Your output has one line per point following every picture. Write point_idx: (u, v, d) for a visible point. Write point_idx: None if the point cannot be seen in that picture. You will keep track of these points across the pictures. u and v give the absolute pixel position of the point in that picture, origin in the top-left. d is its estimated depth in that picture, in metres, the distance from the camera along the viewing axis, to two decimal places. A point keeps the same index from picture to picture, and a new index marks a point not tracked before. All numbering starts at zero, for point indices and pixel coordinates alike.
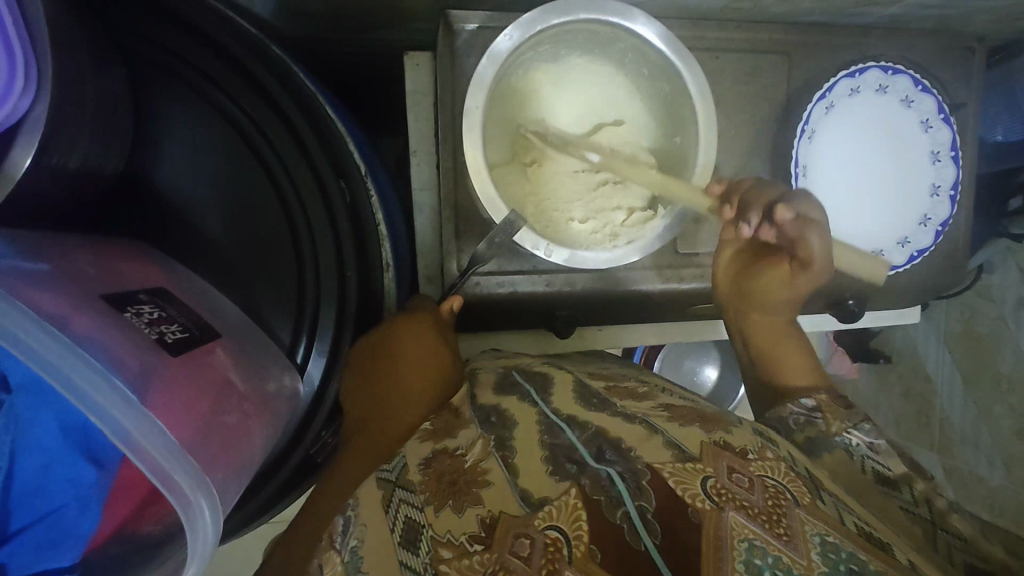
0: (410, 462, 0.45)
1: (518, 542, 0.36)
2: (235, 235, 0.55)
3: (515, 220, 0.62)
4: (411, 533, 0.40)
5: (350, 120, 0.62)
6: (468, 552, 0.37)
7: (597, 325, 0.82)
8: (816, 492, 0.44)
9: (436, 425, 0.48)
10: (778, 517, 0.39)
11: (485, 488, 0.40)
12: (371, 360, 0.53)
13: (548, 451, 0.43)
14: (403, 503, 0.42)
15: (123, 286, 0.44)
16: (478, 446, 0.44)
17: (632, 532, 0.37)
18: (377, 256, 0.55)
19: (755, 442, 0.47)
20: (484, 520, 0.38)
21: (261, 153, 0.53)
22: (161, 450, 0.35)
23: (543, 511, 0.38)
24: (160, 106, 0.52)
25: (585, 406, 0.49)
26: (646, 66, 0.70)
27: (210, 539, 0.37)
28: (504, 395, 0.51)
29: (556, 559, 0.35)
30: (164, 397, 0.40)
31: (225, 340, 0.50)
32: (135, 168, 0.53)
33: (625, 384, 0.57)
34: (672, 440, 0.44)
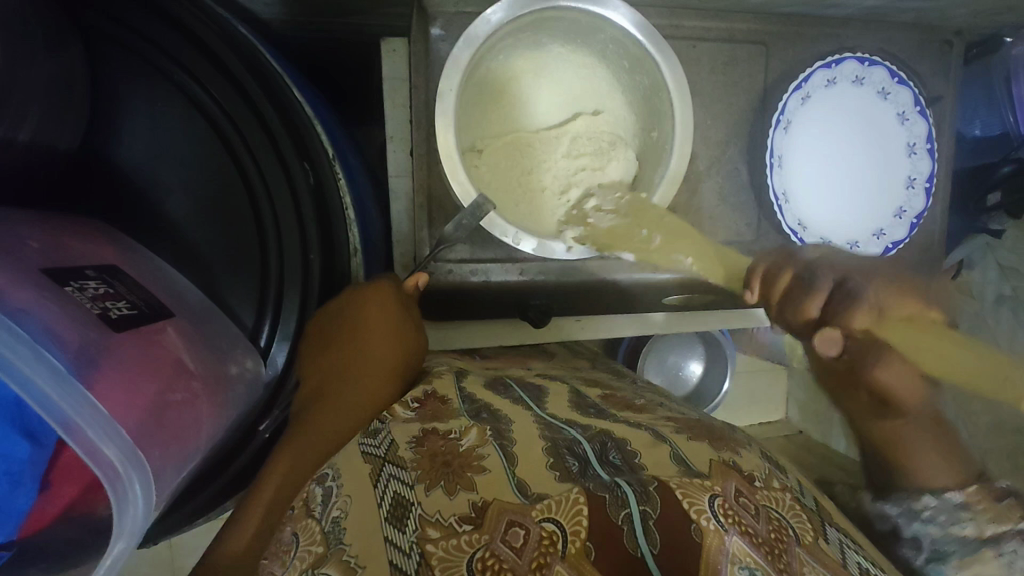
0: (402, 439, 0.43)
1: (512, 531, 0.36)
2: (201, 217, 0.55)
3: (484, 203, 0.61)
4: (398, 509, 0.39)
5: (319, 102, 0.61)
6: (456, 532, 0.36)
7: (574, 316, 0.81)
8: (820, 528, 0.45)
9: (422, 409, 0.47)
10: (780, 551, 0.40)
11: (479, 474, 0.40)
12: (336, 338, 0.52)
13: (550, 442, 0.44)
14: (394, 480, 0.41)
15: (70, 261, 0.43)
16: (474, 432, 0.43)
17: (629, 535, 0.37)
18: (342, 238, 0.54)
19: (764, 468, 0.48)
20: (476, 504, 0.37)
21: (220, 130, 0.52)
22: (95, 430, 0.35)
23: (541, 504, 0.38)
24: (119, 82, 0.52)
25: (578, 412, 0.50)
26: (626, 58, 0.69)
27: (139, 518, 0.37)
28: (493, 394, 0.51)
29: (549, 553, 0.35)
30: (106, 374, 0.39)
31: (178, 320, 0.49)
32: (93, 146, 0.53)
33: (621, 395, 0.57)
34: (678, 453, 0.45)
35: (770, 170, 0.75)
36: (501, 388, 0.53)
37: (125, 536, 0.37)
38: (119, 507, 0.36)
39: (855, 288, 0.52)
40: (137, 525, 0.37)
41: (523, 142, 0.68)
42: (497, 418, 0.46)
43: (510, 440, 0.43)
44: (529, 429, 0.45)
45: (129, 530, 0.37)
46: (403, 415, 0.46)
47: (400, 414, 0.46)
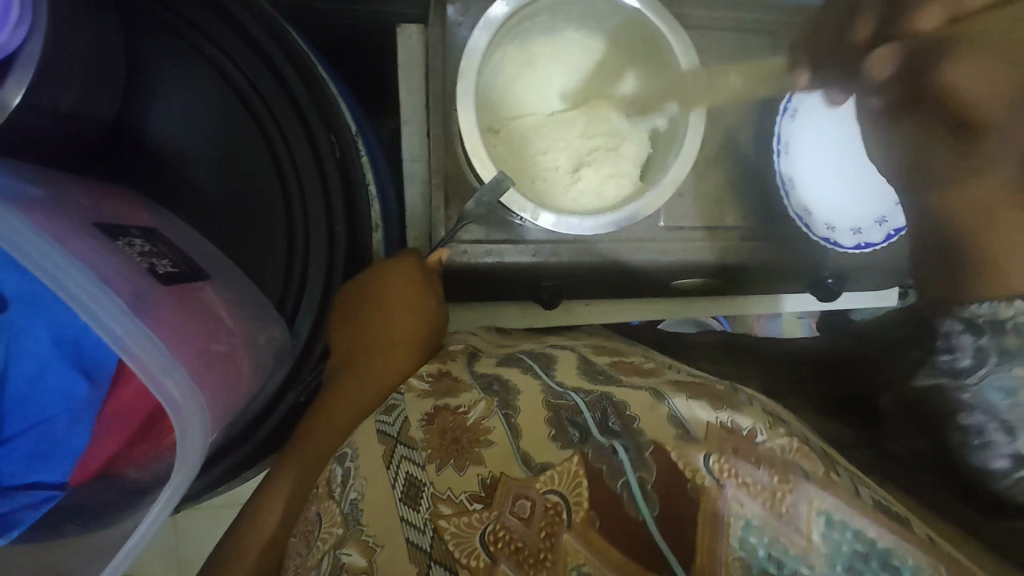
0: (414, 419, 0.46)
1: (519, 503, 0.39)
2: (229, 192, 0.56)
3: (503, 179, 0.64)
4: (412, 489, 0.42)
5: (341, 83, 0.63)
6: (467, 510, 0.40)
7: (583, 300, 0.85)
8: (831, 466, 0.43)
9: (436, 384, 0.50)
10: (780, 496, 0.39)
11: (486, 448, 0.42)
12: (360, 313, 0.55)
13: (551, 414, 0.45)
14: (406, 461, 0.44)
15: (115, 219, 0.45)
16: (482, 404, 0.46)
17: (631, 504, 0.38)
18: (365, 212, 0.56)
19: (766, 420, 0.45)
20: (484, 482, 0.40)
21: (250, 103, 0.54)
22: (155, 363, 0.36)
23: (544, 476, 0.40)
24: (154, 58, 0.53)
25: (586, 377, 0.51)
26: (641, 43, 0.71)
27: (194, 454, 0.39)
28: (505, 366, 0.53)
29: (555, 523, 0.38)
30: (160, 318, 0.41)
31: (215, 283, 0.51)
32: (128, 119, 0.54)
33: (631, 360, 0.58)
34: (676, 413, 0.43)
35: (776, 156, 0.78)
36: (512, 360, 0.55)
37: (183, 471, 0.39)
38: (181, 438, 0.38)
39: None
40: (194, 458, 0.39)
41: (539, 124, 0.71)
42: (508, 389, 0.48)
43: (515, 409, 0.45)
44: (535, 398, 0.47)
45: (186, 465, 0.38)
46: (418, 390, 0.49)
47: (416, 389, 0.49)
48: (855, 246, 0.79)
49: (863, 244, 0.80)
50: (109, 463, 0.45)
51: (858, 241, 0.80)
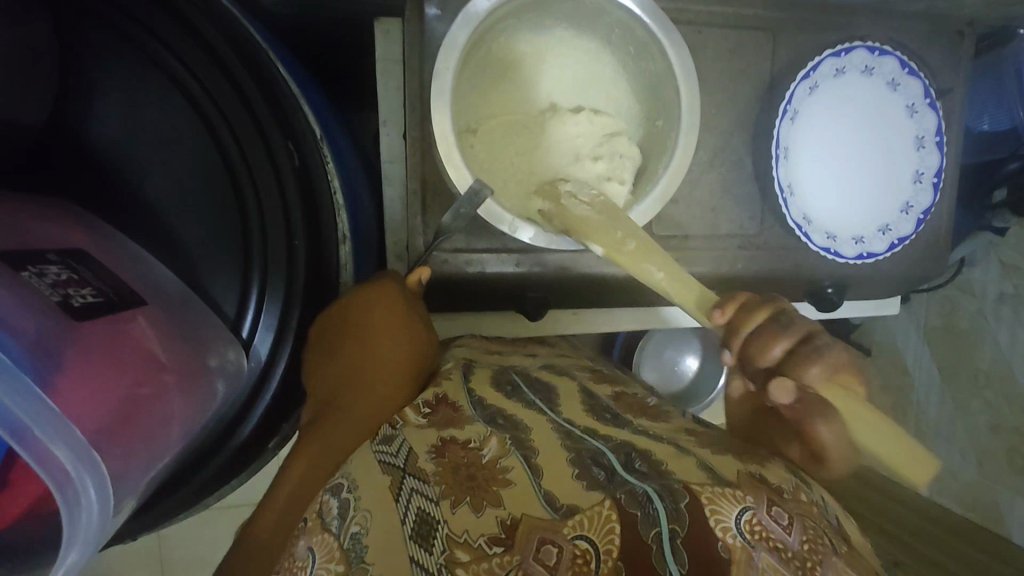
0: (420, 450, 0.41)
1: (544, 550, 0.33)
2: (183, 201, 0.52)
3: (480, 190, 0.58)
4: (423, 527, 0.36)
5: (309, 83, 0.58)
6: (486, 555, 0.33)
7: (571, 310, 0.80)
8: (849, 545, 0.43)
9: (434, 417, 0.44)
10: (812, 565, 0.37)
11: (505, 487, 0.38)
12: (345, 336, 0.50)
13: (573, 453, 0.41)
14: (416, 494, 0.38)
15: (31, 245, 0.43)
16: (495, 442, 0.41)
17: (660, 557, 0.34)
18: (331, 225, 0.52)
19: (790, 481, 0.46)
20: (504, 522, 0.35)
21: (202, 108, 0.49)
22: (42, 428, 0.33)
23: (572, 520, 0.35)
24: (91, 57, 0.49)
25: (596, 419, 0.48)
26: (632, 43, 0.66)
27: (94, 527, 0.36)
28: (499, 394, 0.49)
29: (582, 575, 0.33)
30: (63, 369, 0.39)
31: (153, 308, 0.48)
32: (65, 125, 0.50)
33: (633, 395, 0.55)
34: (706, 463, 0.43)
35: (775, 161, 0.73)
36: (511, 389, 0.51)
37: (80, 545, 0.36)
38: (71, 513, 0.35)
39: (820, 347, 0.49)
40: (91, 533, 0.36)
41: (525, 126, 0.66)
42: (513, 425, 0.44)
43: (532, 449, 0.41)
44: (548, 435, 0.43)
45: (82, 540, 0.36)
46: (416, 420, 0.44)
47: (411, 421, 0.44)
48: (856, 256, 0.76)
49: (865, 254, 0.77)
50: (31, 510, 0.41)
51: (859, 251, 0.76)
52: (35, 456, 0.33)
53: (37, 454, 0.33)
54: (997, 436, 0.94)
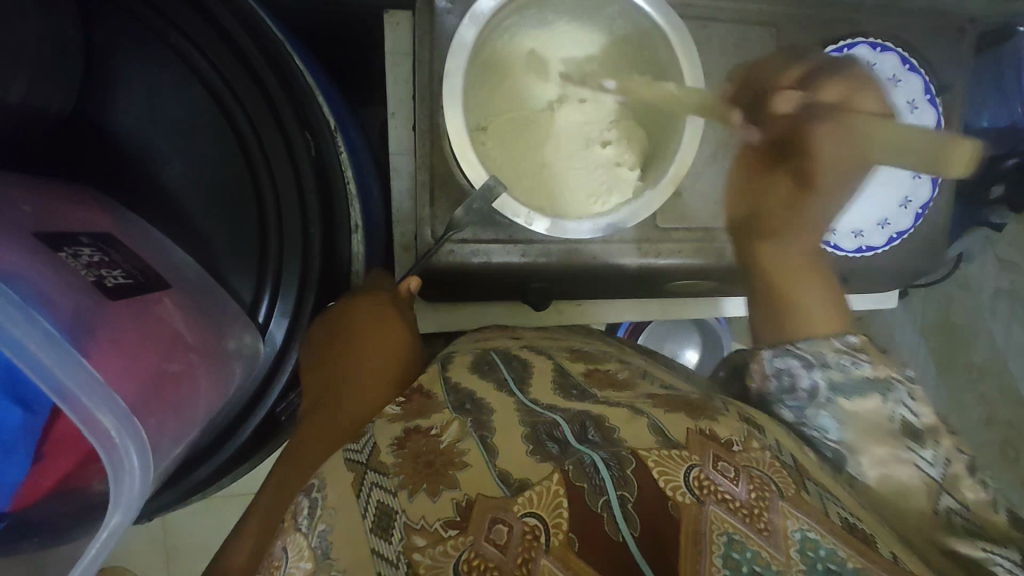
0: (383, 443, 0.42)
1: (496, 528, 0.35)
2: (203, 188, 0.54)
3: (496, 185, 0.61)
4: (383, 518, 0.38)
5: (321, 74, 0.60)
6: (442, 538, 0.35)
7: (574, 302, 0.82)
8: (801, 483, 0.44)
9: (408, 406, 0.46)
10: (759, 511, 0.39)
11: (461, 470, 0.39)
12: (333, 341, 0.51)
13: (529, 428, 0.43)
14: (376, 488, 0.40)
15: (64, 225, 0.44)
16: (455, 426, 0.43)
17: (610, 523, 0.36)
18: (344, 212, 0.53)
19: (743, 431, 0.46)
20: (460, 505, 0.36)
21: (221, 97, 0.50)
22: (88, 395, 0.35)
23: (522, 497, 0.37)
24: (115, 45, 0.50)
25: (563, 395, 0.49)
26: (635, 33, 0.67)
27: (136, 492, 0.37)
28: (483, 379, 0.50)
29: (533, 548, 0.35)
30: (95, 344, 0.40)
31: (175, 291, 0.50)
32: (87, 113, 0.51)
33: (605, 369, 0.56)
34: (657, 425, 0.44)
35: None
36: (488, 367, 0.52)
37: (123, 509, 0.37)
38: (116, 476, 0.36)
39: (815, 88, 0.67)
40: (135, 494, 0.37)
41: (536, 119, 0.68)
42: (480, 409, 0.45)
43: (489, 430, 0.42)
44: (509, 415, 0.45)
45: (126, 502, 0.37)
46: (388, 415, 0.45)
47: (386, 413, 0.46)
48: (856, 250, 0.80)
49: (864, 248, 0.80)
50: (64, 480, 0.43)
51: (858, 244, 0.79)
52: (85, 420, 0.35)
53: (87, 417, 0.35)
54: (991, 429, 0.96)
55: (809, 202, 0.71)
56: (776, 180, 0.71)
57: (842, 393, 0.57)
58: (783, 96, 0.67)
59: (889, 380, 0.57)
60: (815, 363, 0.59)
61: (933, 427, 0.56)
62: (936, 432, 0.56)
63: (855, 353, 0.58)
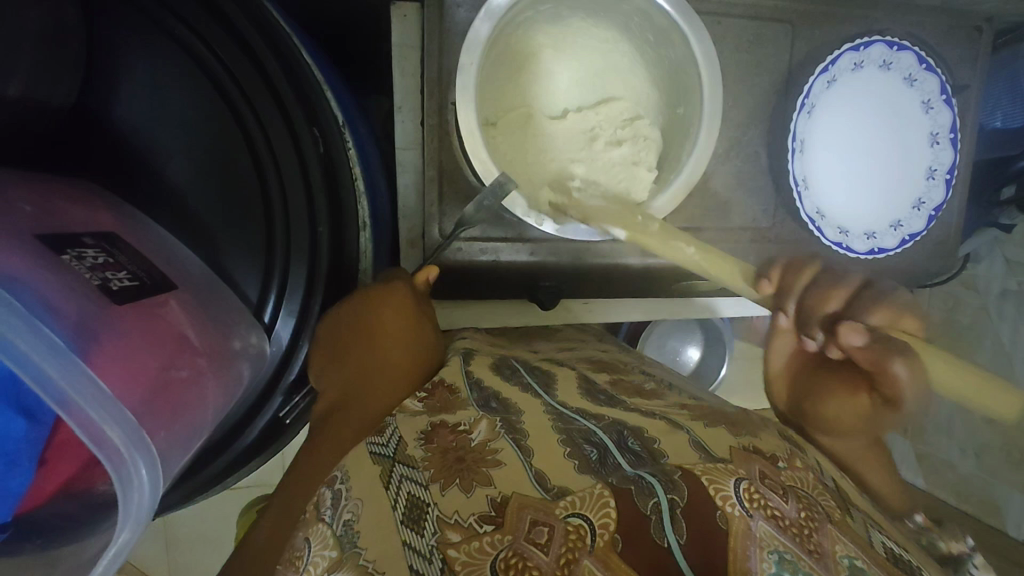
0: (410, 437, 0.42)
1: (536, 529, 0.34)
2: (207, 185, 0.52)
3: (507, 181, 0.59)
4: (415, 510, 0.37)
5: (328, 66, 0.58)
6: (477, 533, 0.34)
7: (583, 298, 0.79)
8: (846, 508, 0.43)
9: (430, 401, 0.46)
10: (808, 532, 0.37)
11: (495, 468, 0.38)
12: (347, 334, 0.50)
13: (564, 434, 0.42)
14: (406, 480, 0.39)
15: (66, 226, 0.43)
16: (485, 425, 0.42)
17: (656, 524, 0.35)
18: (352, 211, 0.52)
19: (785, 449, 0.46)
20: (494, 502, 0.35)
21: (226, 93, 0.49)
22: (96, 410, 0.34)
23: (564, 500, 0.35)
24: (119, 39, 0.48)
25: (592, 401, 0.48)
26: (652, 31, 0.66)
27: (145, 507, 0.37)
28: (503, 379, 0.49)
29: (576, 548, 0.33)
30: (101, 354, 0.39)
31: (182, 293, 0.49)
32: (90, 108, 0.50)
33: (631, 379, 0.55)
34: (698, 441, 0.42)
35: (791, 154, 0.73)
36: (509, 372, 0.51)
37: (131, 525, 0.37)
38: (124, 490, 0.36)
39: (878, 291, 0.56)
40: (144, 510, 0.37)
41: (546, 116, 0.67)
42: (507, 409, 0.44)
43: (522, 432, 0.41)
44: (539, 417, 0.44)
45: (133, 517, 0.36)
46: (410, 411, 0.44)
47: (408, 408, 0.45)
48: (868, 251, 0.76)
49: (877, 249, 0.77)
50: (68, 488, 0.42)
51: (870, 246, 0.76)
52: (94, 438, 0.34)
53: (96, 435, 0.34)
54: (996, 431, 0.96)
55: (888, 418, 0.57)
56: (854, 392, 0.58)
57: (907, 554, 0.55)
58: (851, 327, 0.54)
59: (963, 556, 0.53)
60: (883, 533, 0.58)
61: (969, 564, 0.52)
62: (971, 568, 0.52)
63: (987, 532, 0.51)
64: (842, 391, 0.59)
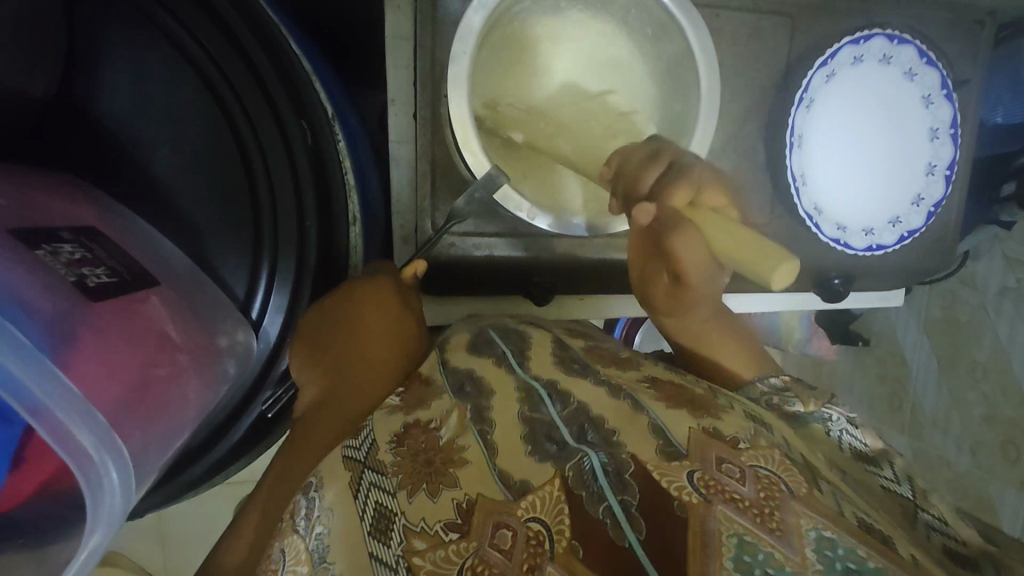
0: (382, 442, 0.41)
1: (499, 534, 0.34)
2: (194, 178, 0.51)
3: (497, 175, 0.58)
4: (382, 521, 0.38)
5: (318, 59, 0.57)
6: (443, 542, 0.35)
7: (578, 295, 0.78)
8: (814, 483, 0.40)
9: (407, 396, 0.45)
10: (770, 511, 0.36)
11: (461, 468, 0.38)
12: (330, 331, 0.50)
13: (527, 429, 0.41)
14: (374, 488, 0.39)
15: (44, 219, 0.43)
16: (454, 419, 0.41)
17: (615, 528, 0.35)
18: (343, 208, 0.52)
19: (751, 428, 0.43)
20: (460, 507, 0.36)
21: (212, 84, 0.48)
22: (65, 412, 0.35)
23: (525, 501, 0.36)
24: (103, 29, 0.47)
25: (563, 368, 0.47)
26: (650, 25, 0.65)
27: (116, 506, 0.38)
28: (477, 356, 0.48)
29: (537, 555, 0.33)
30: (75, 356, 0.39)
31: (165, 288, 0.49)
32: (72, 99, 0.49)
33: (607, 348, 0.54)
34: (659, 425, 0.41)
35: (789, 149, 0.73)
36: (484, 345, 0.50)
37: (103, 527, 0.38)
38: (94, 492, 0.37)
39: (688, 168, 0.57)
40: (114, 512, 0.38)
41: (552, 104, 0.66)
42: (481, 394, 0.43)
43: (489, 423, 0.41)
44: (509, 405, 0.43)
45: (105, 519, 0.38)
46: (388, 407, 0.44)
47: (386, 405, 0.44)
48: (866, 249, 0.76)
49: (875, 247, 0.76)
50: (44, 484, 0.42)
51: (869, 243, 0.76)
52: (63, 444, 0.36)
53: (64, 441, 0.36)
54: (993, 428, 0.95)
55: (687, 301, 0.60)
56: (656, 279, 0.60)
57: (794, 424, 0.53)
58: (642, 207, 0.54)
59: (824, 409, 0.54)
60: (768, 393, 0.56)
61: (883, 453, 0.52)
62: (887, 456, 0.52)
63: (786, 390, 0.56)
64: (648, 276, 0.61)
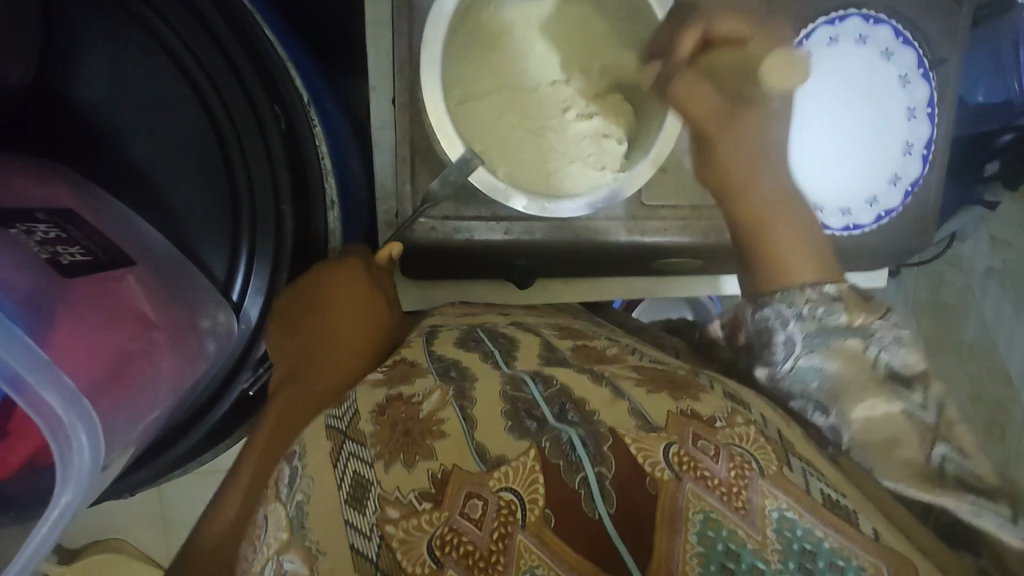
0: (363, 411, 0.41)
1: (471, 504, 0.35)
2: (174, 164, 0.53)
3: (472, 158, 0.61)
4: (358, 489, 0.38)
5: (295, 43, 0.58)
6: (416, 511, 0.35)
7: (561, 280, 0.80)
8: (784, 458, 0.42)
9: (392, 373, 0.45)
10: (738, 491, 0.38)
11: (438, 440, 0.38)
12: (304, 306, 0.51)
13: (509, 405, 0.42)
14: (353, 458, 0.39)
15: (20, 204, 0.45)
16: (436, 396, 0.41)
17: (587, 500, 0.36)
18: (320, 188, 0.53)
19: (729, 405, 0.45)
20: (436, 477, 0.36)
21: (185, 69, 0.49)
22: (33, 374, 0.38)
23: (499, 472, 0.36)
24: (78, 15, 0.49)
25: (544, 362, 0.49)
26: (623, 8, 0.66)
27: (87, 470, 0.41)
28: (464, 349, 0.50)
29: (509, 523, 0.35)
30: (44, 329, 0.42)
31: (142, 269, 0.51)
32: (52, 86, 0.50)
33: (594, 344, 0.55)
34: (639, 409, 0.42)
35: None
36: (473, 341, 0.52)
37: (73, 487, 0.41)
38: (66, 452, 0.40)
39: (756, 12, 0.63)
40: (83, 472, 0.41)
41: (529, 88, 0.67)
42: (465, 376, 0.44)
43: (470, 398, 0.42)
44: (494, 386, 0.44)
45: (76, 478, 0.41)
46: (371, 380, 0.45)
47: (369, 378, 0.46)
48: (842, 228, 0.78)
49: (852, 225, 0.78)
50: (32, 458, 0.43)
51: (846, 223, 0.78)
52: (30, 403, 0.38)
53: (32, 399, 0.38)
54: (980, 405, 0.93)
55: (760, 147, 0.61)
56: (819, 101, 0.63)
57: (821, 341, 0.52)
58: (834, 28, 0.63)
59: (869, 325, 0.53)
60: (795, 312, 0.54)
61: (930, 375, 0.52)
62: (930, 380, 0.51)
63: (833, 299, 0.54)
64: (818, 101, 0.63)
